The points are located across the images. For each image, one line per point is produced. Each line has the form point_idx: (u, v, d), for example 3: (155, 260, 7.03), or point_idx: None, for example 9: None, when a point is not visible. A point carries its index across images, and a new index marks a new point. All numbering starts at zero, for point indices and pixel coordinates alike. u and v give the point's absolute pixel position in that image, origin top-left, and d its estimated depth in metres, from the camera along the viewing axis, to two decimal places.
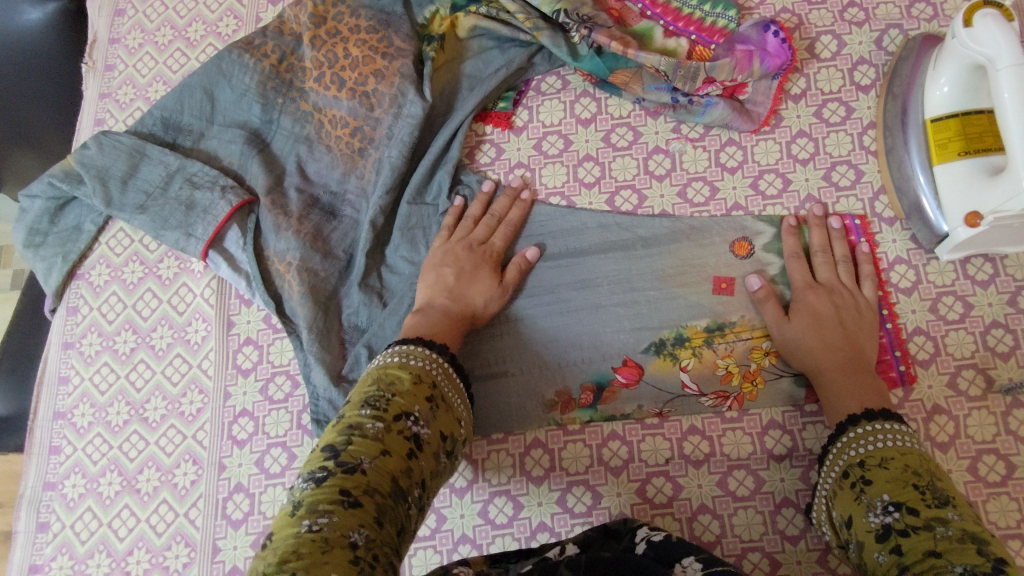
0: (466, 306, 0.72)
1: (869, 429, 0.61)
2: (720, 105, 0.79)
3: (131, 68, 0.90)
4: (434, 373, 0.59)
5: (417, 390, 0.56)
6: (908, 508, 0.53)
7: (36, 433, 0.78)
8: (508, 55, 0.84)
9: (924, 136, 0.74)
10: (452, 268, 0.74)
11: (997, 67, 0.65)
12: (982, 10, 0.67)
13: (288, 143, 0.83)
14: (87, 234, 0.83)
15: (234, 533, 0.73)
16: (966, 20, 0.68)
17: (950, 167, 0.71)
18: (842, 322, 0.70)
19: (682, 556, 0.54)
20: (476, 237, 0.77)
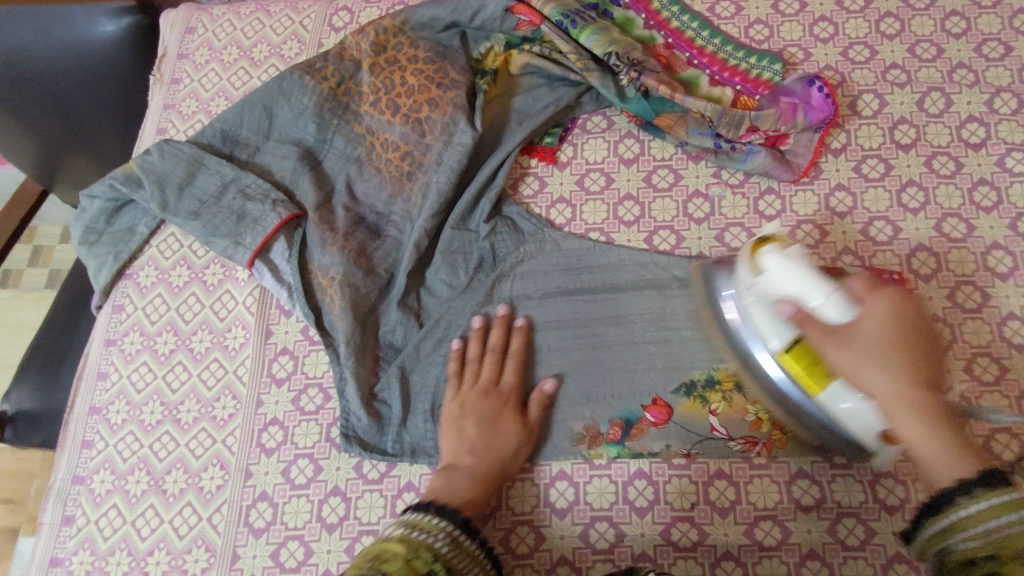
0: (496, 463, 0.70)
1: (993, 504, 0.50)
2: (761, 153, 0.81)
3: (196, 83, 0.94)
4: (435, 544, 0.57)
5: (409, 567, 0.53)
6: None
7: (71, 426, 0.80)
8: (557, 92, 0.87)
9: (791, 372, 0.67)
10: (473, 422, 0.72)
11: (813, 300, 0.62)
12: (762, 251, 0.67)
13: (339, 162, 0.86)
14: (139, 236, 0.86)
15: (255, 542, 0.73)
16: (755, 268, 0.67)
17: (835, 390, 0.64)
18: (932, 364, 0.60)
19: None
20: (486, 379, 0.75)
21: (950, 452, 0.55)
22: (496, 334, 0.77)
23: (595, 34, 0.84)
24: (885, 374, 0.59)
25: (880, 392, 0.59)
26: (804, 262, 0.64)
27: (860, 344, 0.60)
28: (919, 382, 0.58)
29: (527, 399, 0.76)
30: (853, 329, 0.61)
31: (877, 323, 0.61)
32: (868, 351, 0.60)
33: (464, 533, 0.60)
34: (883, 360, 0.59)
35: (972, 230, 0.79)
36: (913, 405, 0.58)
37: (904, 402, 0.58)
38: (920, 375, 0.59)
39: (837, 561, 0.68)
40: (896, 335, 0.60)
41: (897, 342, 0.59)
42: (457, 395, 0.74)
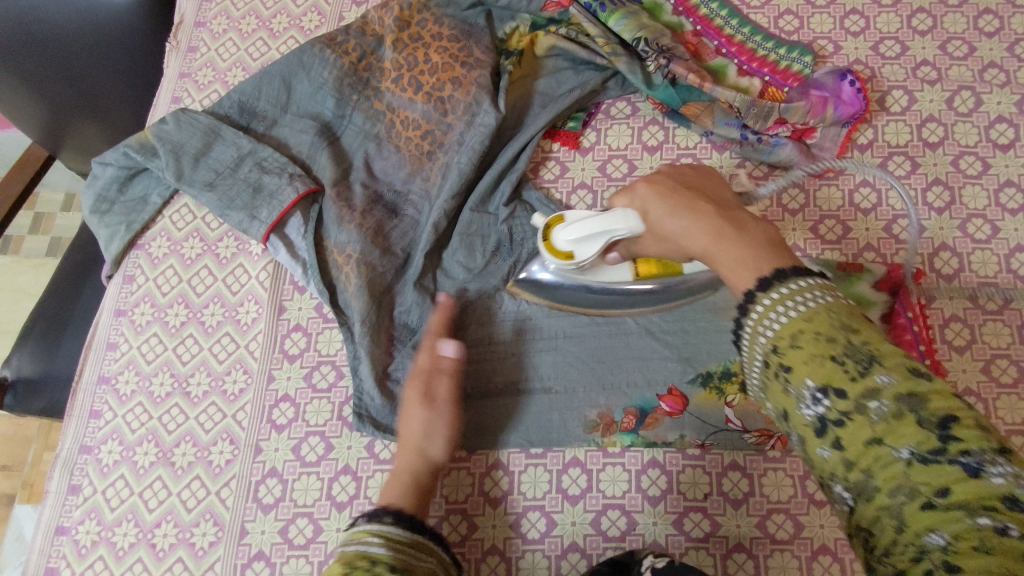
0: (417, 448, 0.68)
1: (795, 289, 0.45)
2: (788, 145, 0.80)
3: (213, 52, 0.92)
4: (376, 551, 0.53)
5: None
6: (837, 390, 0.41)
7: (79, 395, 0.79)
8: (582, 76, 0.86)
9: (653, 276, 0.74)
10: (421, 417, 0.69)
11: (619, 232, 0.62)
12: (554, 236, 0.69)
13: (357, 139, 0.85)
14: (152, 206, 0.85)
15: (263, 518, 0.72)
16: (562, 254, 0.70)
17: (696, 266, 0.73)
18: (705, 194, 0.56)
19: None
20: (423, 366, 0.73)
21: (745, 257, 0.49)
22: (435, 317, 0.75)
23: (624, 18, 0.84)
24: (678, 216, 0.54)
25: (681, 232, 0.54)
26: (580, 220, 0.66)
27: (655, 203, 0.57)
28: (729, 208, 0.54)
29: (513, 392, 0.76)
30: (654, 224, 0.58)
31: (682, 230, 0.54)
32: (660, 216, 0.56)
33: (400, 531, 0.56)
34: (676, 205, 0.55)
35: (996, 231, 0.78)
36: (722, 232, 0.51)
37: (699, 222, 0.53)
38: (711, 214, 0.53)
39: (849, 556, 0.68)
40: (681, 190, 0.56)
41: (701, 198, 0.55)
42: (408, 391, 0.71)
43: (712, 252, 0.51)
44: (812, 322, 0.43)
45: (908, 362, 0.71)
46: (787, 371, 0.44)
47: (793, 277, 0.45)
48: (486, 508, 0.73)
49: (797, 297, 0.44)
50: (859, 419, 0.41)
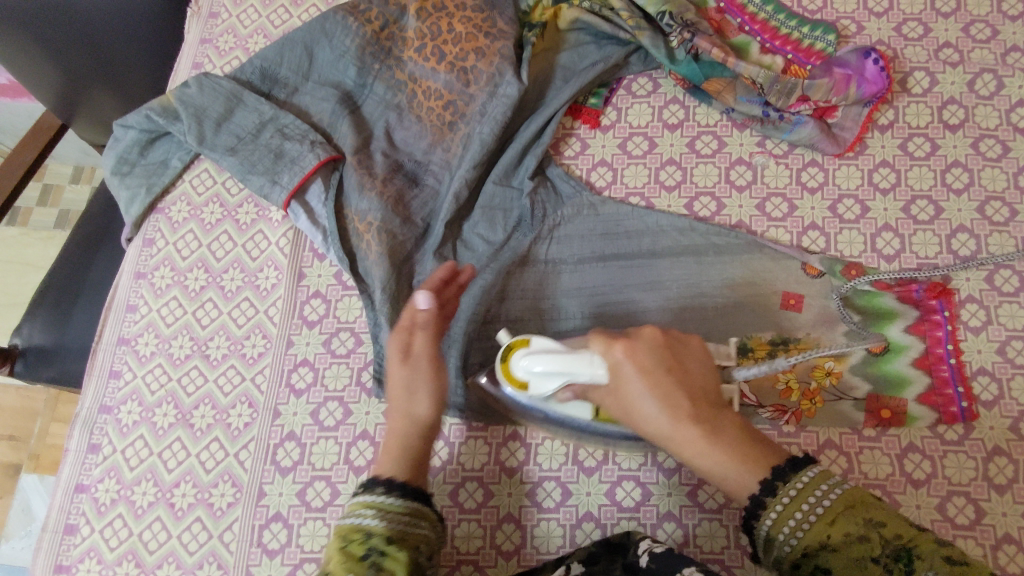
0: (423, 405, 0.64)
1: (810, 491, 0.52)
2: (809, 124, 0.80)
3: (234, 18, 0.92)
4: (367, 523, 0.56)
5: (345, 555, 0.53)
6: (826, 568, 0.50)
7: (99, 355, 0.80)
8: (605, 51, 0.86)
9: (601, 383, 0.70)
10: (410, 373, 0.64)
11: (581, 378, 0.61)
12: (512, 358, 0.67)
13: (378, 108, 0.85)
14: (173, 169, 0.85)
15: (281, 480, 0.73)
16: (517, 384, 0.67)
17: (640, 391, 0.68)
18: (681, 379, 0.58)
19: (682, 568, 0.56)
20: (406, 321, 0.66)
21: (733, 471, 0.55)
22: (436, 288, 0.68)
23: None
24: (650, 401, 0.57)
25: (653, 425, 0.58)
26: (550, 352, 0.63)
27: (632, 356, 0.59)
28: (700, 400, 0.58)
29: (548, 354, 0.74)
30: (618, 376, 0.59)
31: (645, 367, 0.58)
32: (636, 393, 0.58)
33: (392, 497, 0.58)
34: (651, 383, 0.57)
35: (1014, 214, 0.78)
36: (680, 424, 0.56)
37: (680, 425, 0.56)
38: (691, 390, 0.58)
39: None
40: (657, 361, 0.58)
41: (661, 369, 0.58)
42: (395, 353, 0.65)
43: (680, 447, 0.56)
44: (823, 518, 0.50)
45: (933, 349, 0.73)
46: (823, 569, 0.50)
47: (801, 470, 0.53)
48: (502, 477, 0.73)
49: (814, 502, 0.51)
50: (875, 573, 0.48)
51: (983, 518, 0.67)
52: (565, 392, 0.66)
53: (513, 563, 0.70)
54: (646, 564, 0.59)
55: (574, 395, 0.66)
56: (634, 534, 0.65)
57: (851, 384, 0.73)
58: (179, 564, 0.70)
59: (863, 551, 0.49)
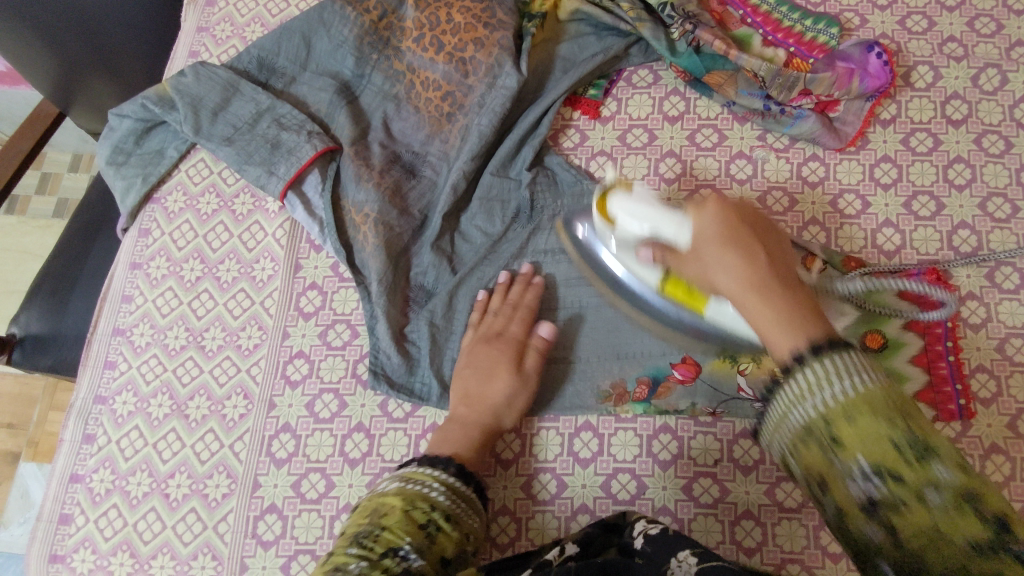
0: (488, 410, 0.70)
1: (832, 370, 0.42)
2: (811, 118, 0.79)
3: (231, 7, 0.91)
4: (432, 496, 0.62)
5: (408, 518, 0.58)
6: (888, 474, 0.40)
7: (94, 346, 0.79)
8: (605, 42, 0.85)
9: (672, 297, 0.72)
10: (472, 369, 0.72)
11: (664, 234, 0.63)
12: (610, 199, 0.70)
13: (376, 99, 0.84)
14: (169, 159, 0.84)
15: (276, 471, 0.73)
16: (606, 218, 0.71)
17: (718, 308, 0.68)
18: (772, 255, 0.54)
19: (677, 549, 0.54)
20: (495, 326, 0.74)
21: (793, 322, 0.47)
22: (516, 289, 0.76)
23: None
24: (728, 262, 0.54)
25: (726, 289, 0.54)
26: (642, 202, 0.67)
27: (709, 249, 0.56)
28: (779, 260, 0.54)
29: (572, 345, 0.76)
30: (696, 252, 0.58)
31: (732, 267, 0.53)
32: (707, 248, 0.56)
33: (460, 482, 0.65)
34: (721, 240, 0.55)
35: (1016, 211, 0.78)
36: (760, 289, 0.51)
37: (753, 297, 0.51)
38: (755, 258, 0.53)
39: None
40: (723, 227, 0.56)
41: (728, 240, 0.55)
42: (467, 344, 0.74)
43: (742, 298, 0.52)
44: (860, 403, 0.41)
45: (932, 347, 0.72)
46: (837, 444, 0.42)
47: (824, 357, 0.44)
48: (497, 469, 0.74)
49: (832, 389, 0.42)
50: (914, 504, 0.39)
51: None
52: (644, 249, 0.68)
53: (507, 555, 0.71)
54: (642, 546, 0.58)
55: (650, 255, 0.67)
56: (631, 514, 0.66)
57: None
58: (173, 555, 0.70)
59: (886, 454, 0.40)
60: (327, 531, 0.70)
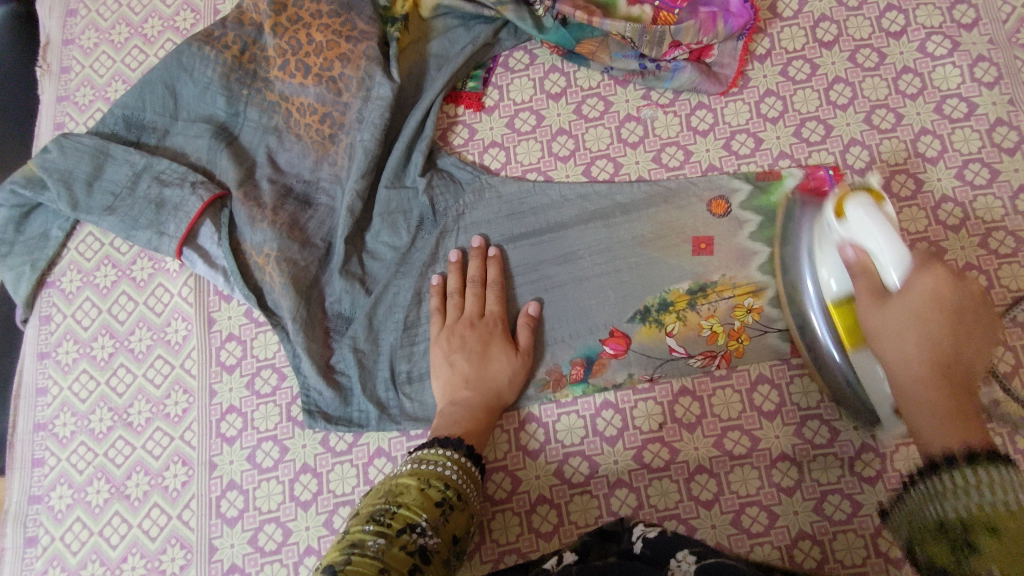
0: (492, 391, 0.71)
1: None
2: (688, 68, 0.80)
3: (88, 69, 0.88)
4: (446, 474, 0.61)
5: (425, 497, 0.58)
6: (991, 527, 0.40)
7: (17, 447, 0.76)
8: (473, 32, 0.84)
9: (828, 318, 0.65)
10: (462, 354, 0.72)
11: (880, 261, 0.58)
12: (852, 198, 0.61)
13: (256, 135, 0.82)
14: (55, 240, 0.81)
15: (230, 532, 0.71)
16: (838, 212, 0.62)
17: (864, 356, 0.62)
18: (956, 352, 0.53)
19: (674, 552, 0.54)
20: (470, 312, 0.74)
21: (960, 422, 0.49)
22: (473, 269, 0.76)
23: None
24: (902, 350, 0.55)
25: (897, 377, 0.55)
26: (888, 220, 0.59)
27: (897, 310, 0.56)
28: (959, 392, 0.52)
29: (513, 327, 0.75)
30: (907, 294, 0.55)
31: (927, 296, 0.55)
32: (902, 312, 0.55)
33: (472, 463, 0.65)
34: (933, 366, 0.53)
35: (900, 118, 0.79)
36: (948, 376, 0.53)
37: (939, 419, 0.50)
38: (942, 354, 0.53)
39: (807, 459, 0.70)
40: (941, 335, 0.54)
41: (940, 304, 0.54)
42: (443, 330, 0.74)
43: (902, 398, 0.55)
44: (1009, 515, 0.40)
45: None
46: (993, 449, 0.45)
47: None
48: None
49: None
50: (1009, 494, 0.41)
51: None
52: (850, 247, 0.60)
53: (475, 562, 0.71)
54: (641, 550, 0.58)
55: (855, 259, 0.60)
56: (630, 522, 0.65)
57: (773, 316, 0.73)
58: None
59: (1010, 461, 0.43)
60: None
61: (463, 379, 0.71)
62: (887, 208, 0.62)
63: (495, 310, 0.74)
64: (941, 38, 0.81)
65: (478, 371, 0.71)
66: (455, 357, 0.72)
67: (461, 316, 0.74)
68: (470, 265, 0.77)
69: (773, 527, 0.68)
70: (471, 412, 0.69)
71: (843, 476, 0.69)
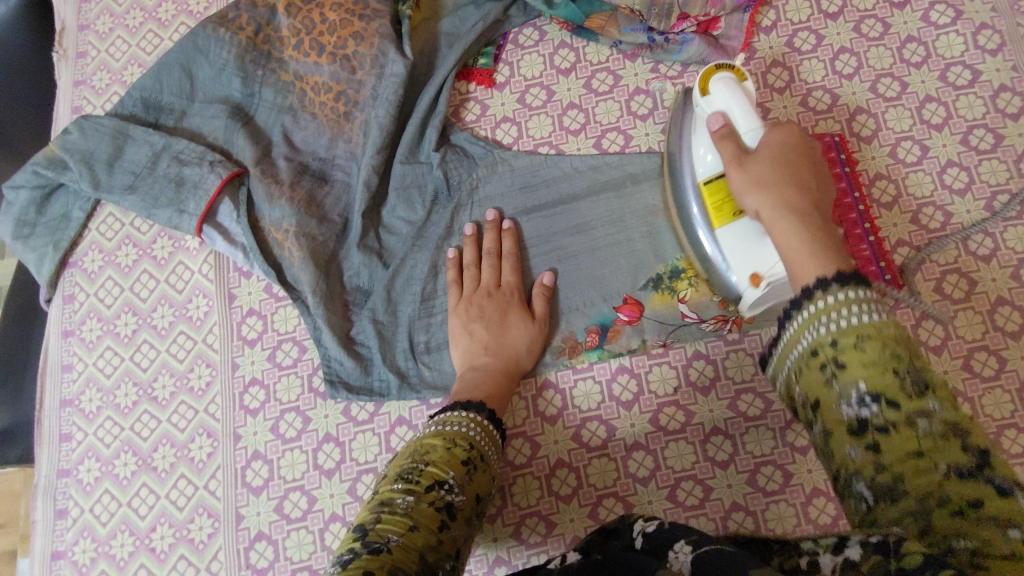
0: (511, 358, 0.73)
1: (840, 299, 0.42)
2: (696, 40, 0.81)
3: (104, 54, 0.89)
4: (470, 434, 0.62)
5: (451, 455, 0.59)
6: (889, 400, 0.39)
7: (45, 423, 0.78)
8: (483, 9, 0.85)
9: (702, 202, 0.68)
10: (481, 323, 0.73)
11: (739, 124, 0.64)
12: (717, 75, 0.66)
13: (272, 114, 0.83)
14: (76, 221, 0.82)
15: (256, 500, 0.73)
16: (702, 90, 0.67)
17: (735, 226, 0.65)
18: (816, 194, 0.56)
19: (674, 542, 0.45)
20: (487, 282, 0.75)
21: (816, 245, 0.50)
22: (489, 240, 0.77)
23: None
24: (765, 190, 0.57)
25: (758, 208, 0.57)
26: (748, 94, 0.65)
27: (756, 167, 0.59)
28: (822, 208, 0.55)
29: (529, 296, 0.77)
30: (762, 147, 0.60)
31: (781, 147, 0.60)
32: (761, 162, 0.59)
33: (494, 426, 0.66)
34: (775, 172, 0.57)
35: (905, 86, 0.81)
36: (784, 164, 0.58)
37: (799, 245, 0.51)
38: (806, 189, 0.56)
39: None
40: (805, 167, 0.58)
41: (800, 156, 0.59)
42: (461, 301, 0.75)
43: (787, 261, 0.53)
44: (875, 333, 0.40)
45: (851, 233, 0.76)
46: (838, 366, 0.41)
47: (854, 286, 0.42)
48: None
49: (846, 308, 0.42)
50: (903, 430, 0.38)
51: None
52: (717, 116, 0.64)
53: (496, 524, 0.73)
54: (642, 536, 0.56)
55: (721, 125, 0.64)
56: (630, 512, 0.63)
57: None
58: None
59: (888, 384, 0.39)
60: (319, 544, 0.71)
61: (482, 346, 0.72)
62: (749, 84, 0.66)
63: (511, 279, 0.76)
64: (945, 7, 0.83)
65: (498, 339, 0.73)
66: (474, 326, 0.73)
67: (478, 287, 0.76)
68: (485, 237, 0.78)
69: (789, 485, 0.70)
70: (492, 378, 0.71)
71: None
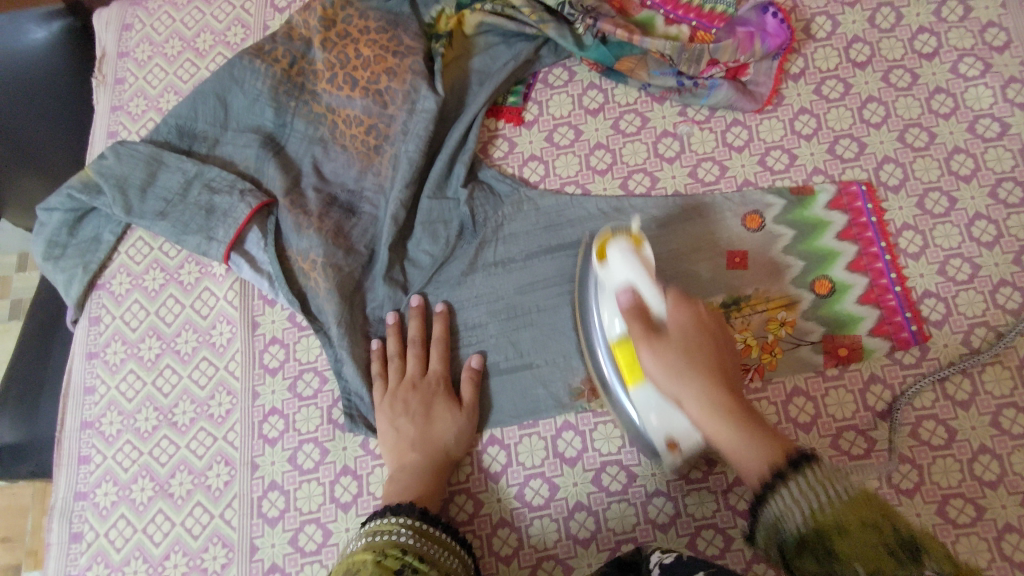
0: (439, 451, 0.72)
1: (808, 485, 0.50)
2: (724, 86, 0.82)
3: (141, 81, 0.91)
4: (399, 541, 0.61)
5: (382, 566, 0.57)
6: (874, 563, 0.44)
7: (65, 444, 0.78)
8: (515, 49, 0.86)
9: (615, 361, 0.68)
10: (407, 419, 0.72)
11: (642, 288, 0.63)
12: (613, 242, 0.66)
13: (302, 145, 0.84)
14: (106, 244, 0.84)
15: (271, 531, 0.73)
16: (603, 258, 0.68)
17: (644, 392, 0.65)
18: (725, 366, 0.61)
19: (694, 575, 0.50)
20: (412, 373, 0.75)
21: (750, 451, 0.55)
22: None
23: None
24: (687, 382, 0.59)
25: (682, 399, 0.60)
26: (645, 264, 0.64)
27: (673, 345, 0.60)
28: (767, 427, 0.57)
29: (455, 383, 0.76)
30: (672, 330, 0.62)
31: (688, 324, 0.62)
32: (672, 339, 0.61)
33: (429, 525, 0.65)
34: (692, 363, 0.60)
35: (933, 137, 0.81)
36: (723, 416, 0.57)
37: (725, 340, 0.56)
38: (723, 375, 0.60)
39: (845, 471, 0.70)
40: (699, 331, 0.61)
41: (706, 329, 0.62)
42: (385, 395, 0.74)
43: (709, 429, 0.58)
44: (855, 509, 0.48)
45: (877, 282, 0.75)
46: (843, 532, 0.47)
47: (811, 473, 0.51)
48: (489, 485, 0.74)
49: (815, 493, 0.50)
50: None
51: (955, 436, 0.70)
52: (626, 291, 0.64)
53: (513, 566, 0.71)
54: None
55: (628, 301, 0.63)
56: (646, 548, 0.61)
57: (806, 329, 0.74)
58: None
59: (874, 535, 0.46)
60: None
61: (438, 441, 0.72)
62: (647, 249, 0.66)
63: (437, 370, 0.75)
64: (973, 60, 0.83)
65: (428, 435, 0.72)
66: (436, 423, 0.72)
67: (433, 377, 0.75)
68: (412, 324, 0.77)
69: None
70: (420, 474, 0.70)
71: (880, 487, 0.69)
